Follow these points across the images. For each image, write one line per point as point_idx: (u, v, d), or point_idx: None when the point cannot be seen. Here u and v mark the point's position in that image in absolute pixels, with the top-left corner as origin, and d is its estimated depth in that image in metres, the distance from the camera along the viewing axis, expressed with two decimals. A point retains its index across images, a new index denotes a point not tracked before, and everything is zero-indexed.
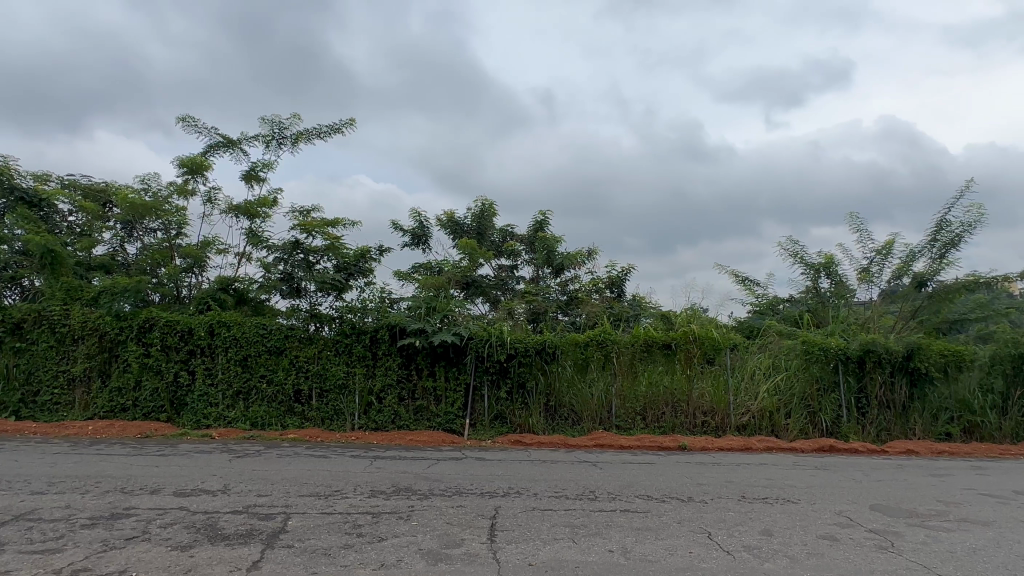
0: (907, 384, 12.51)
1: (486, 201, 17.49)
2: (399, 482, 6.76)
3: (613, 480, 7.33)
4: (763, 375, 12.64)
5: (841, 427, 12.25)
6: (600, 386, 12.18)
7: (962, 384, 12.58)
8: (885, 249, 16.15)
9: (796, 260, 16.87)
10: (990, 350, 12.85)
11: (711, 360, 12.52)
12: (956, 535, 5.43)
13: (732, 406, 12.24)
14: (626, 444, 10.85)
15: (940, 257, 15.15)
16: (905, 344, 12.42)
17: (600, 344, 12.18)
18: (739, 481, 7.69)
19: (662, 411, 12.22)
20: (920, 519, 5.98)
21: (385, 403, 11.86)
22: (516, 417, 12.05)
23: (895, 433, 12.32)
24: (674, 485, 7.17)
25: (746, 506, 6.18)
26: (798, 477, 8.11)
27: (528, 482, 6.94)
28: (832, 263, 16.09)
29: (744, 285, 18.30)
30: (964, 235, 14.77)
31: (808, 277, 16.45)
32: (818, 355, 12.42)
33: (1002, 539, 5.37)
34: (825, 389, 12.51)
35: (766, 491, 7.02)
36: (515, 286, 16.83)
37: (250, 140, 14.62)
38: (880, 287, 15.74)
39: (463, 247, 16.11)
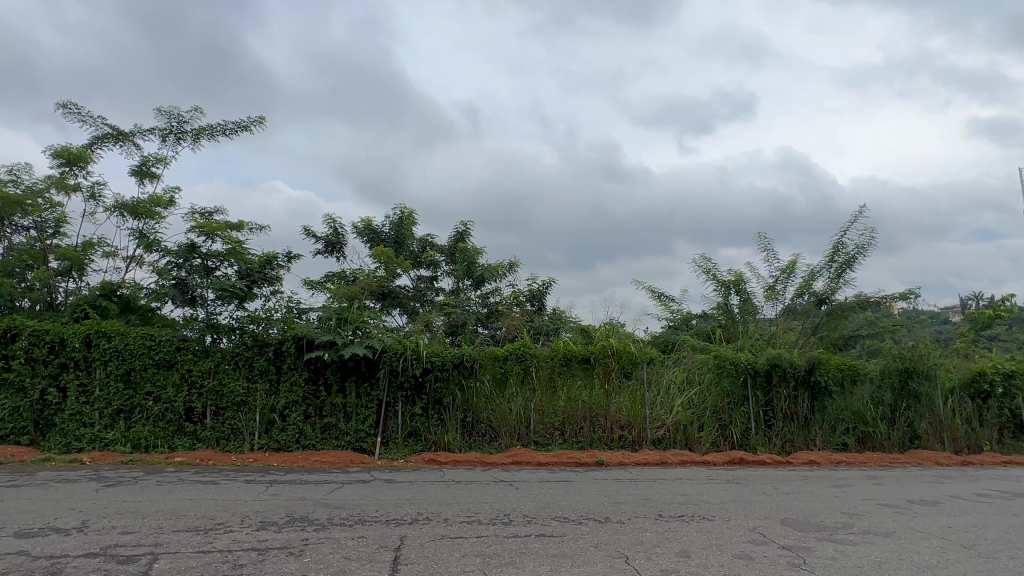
0: (809, 397, 13.06)
1: (406, 209, 16.94)
2: (294, 511, 6.11)
3: (528, 502, 6.99)
4: (678, 389, 12.80)
5: (750, 439, 12.61)
6: (518, 401, 11.90)
7: (856, 397, 13.31)
8: (788, 269, 17.03)
9: (708, 277, 17.45)
10: (881, 365, 13.70)
11: (629, 374, 12.58)
12: (862, 549, 5.50)
13: (648, 420, 12.31)
14: (544, 461, 10.59)
15: (837, 276, 16.12)
16: (808, 359, 13.00)
17: (519, 358, 11.94)
18: (656, 498, 7.58)
19: (580, 426, 12.08)
20: (828, 533, 6.04)
21: (289, 421, 10.98)
22: (430, 434, 11.51)
23: (799, 444, 12.80)
24: (591, 505, 6.93)
25: (663, 526, 6.02)
26: (711, 492, 8.13)
27: (439, 507, 6.48)
28: (741, 281, 16.75)
29: (660, 300, 18.69)
30: (858, 256, 15.79)
31: (719, 294, 17.03)
32: (728, 369, 12.79)
33: (903, 551, 5.49)
34: (735, 403, 12.83)
35: (681, 509, 6.93)
36: (434, 298, 16.34)
37: (144, 133, 13.39)
38: (783, 304, 16.53)
39: (379, 255, 15.45)
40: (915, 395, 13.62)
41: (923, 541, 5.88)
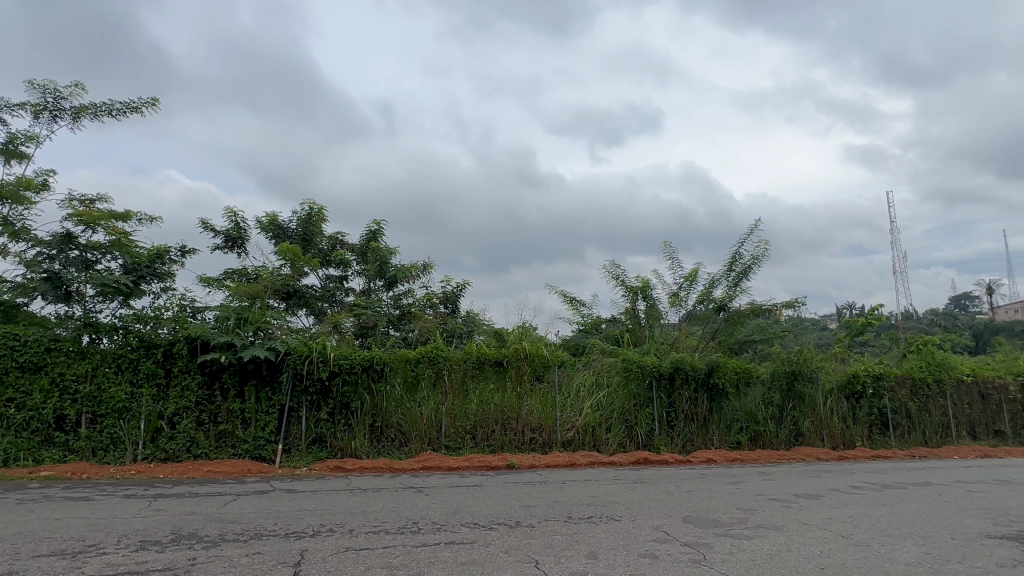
0: (708, 399, 13.78)
1: (316, 205, 16.24)
2: (181, 528, 5.61)
3: (438, 508, 6.83)
4: (588, 392, 13.08)
5: (654, 439, 13.10)
6: (429, 405, 11.67)
7: (749, 398, 14.19)
8: (690, 277, 17.91)
9: (618, 283, 18.03)
10: (772, 368, 14.71)
11: (540, 377, 12.71)
12: (755, 543, 5.80)
13: (559, 422, 12.48)
14: (454, 466, 10.45)
15: (734, 285, 17.14)
16: (707, 362, 13.72)
17: (432, 361, 11.74)
18: (565, 500, 7.65)
19: (492, 430, 12.04)
20: (725, 528, 6.35)
21: (178, 429, 10.13)
22: (336, 440, 11.01)
23: (698, 443, 13.45)
24: (502, 509, 6.89)
25: (572, 528, 6.07)
26: (618, 493, 8.33)
27: (344, 517, 6.19)
28: (648, 287, 17.43)
29: (572, 304, 19.08)
30: (753, 266, 16.89)
31: (627, 299, 17.62)
32: (635, 371, 13.24)
33: (791, 543, 5.85)
34: (641, 404, 13.30)
35: (589, 510, 7.03)
36: (343, 298, 15.75)
37: (13, 108, 11.96)
38: (685, 310, 17.36)
39: (284, 252, 14.68)
40: (800, 396, 14.73)
41: (808, 532, 6.31)
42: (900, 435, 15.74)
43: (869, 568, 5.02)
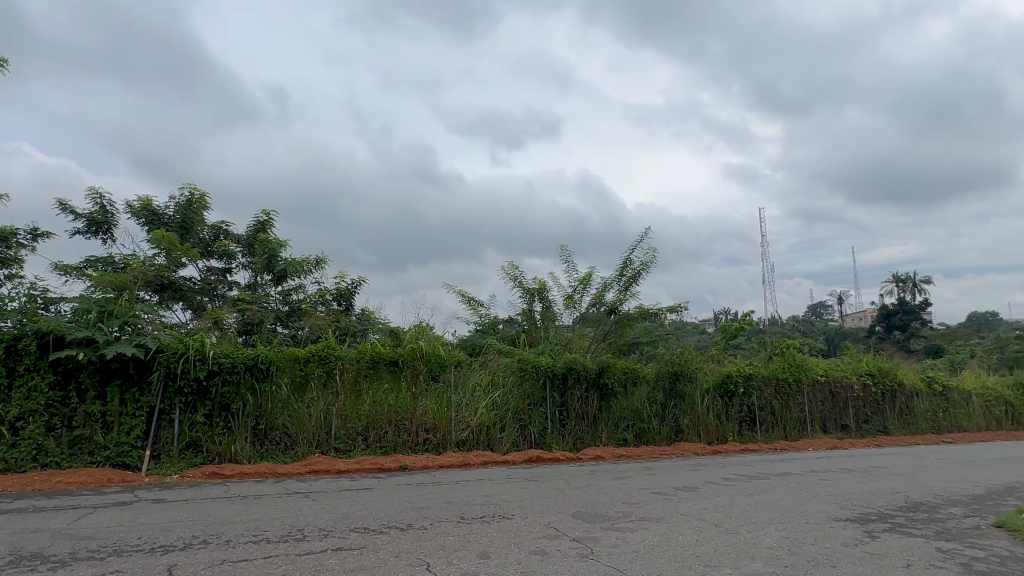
0: (598, 398, 14.34)
1: (197, 191, 15.04)
2: (23, 548, 4.94)
3: (325, 514, 6.55)
4: (483, 392, 13.13)
5: (546, 438, 13.40)
6: (318, 406, 11.18)
7: (636, 397, 14.94)
8: (584, 281, 18.53)
9: (515, 284, 18.28)
10: (657, 368, 15.58)
11: (436, 377, 12.60)
12: (638, 535, 6.09)
13: (453, 422, 12.42)
14: (344, 469, 10.07)
15: (625, 289, 17.96)
16: (598, 363, 14.26)
17: (322, 360, 11.26)
18: (458, 500, 7.61)
19: (385, 430, 11.75)
20: (611, 522, 6.61)
21: (22, 435, 8.93)
22: (213, 445, 10.22)
23: (588, 441, 13.94)
24: (392, 512, 6.74)
25: (465, 528, 6.06)
26: (510, 491, 8.43)
27: (220, 528, 5.76)
28: (544, 289, 17.82)
29: (470, 304, 19.09)
30: (642, 272, 17.79)
31: (525, 301, 17.91)
32: (530, 371, 13.49)
33: (670, 533, 6.21)
34: (535, 404, 13.57)
35: (482, 510, 7.05)
36: (226, 292, 14.71)
37: None
38: (579, 312, 17.93)
39: (159, 240, 13.44)
40: (681, 395, 15.72)
41: (685, 523, 6.73)
42: (765, 430, 17.24)
43: (738, 553, 5.43)
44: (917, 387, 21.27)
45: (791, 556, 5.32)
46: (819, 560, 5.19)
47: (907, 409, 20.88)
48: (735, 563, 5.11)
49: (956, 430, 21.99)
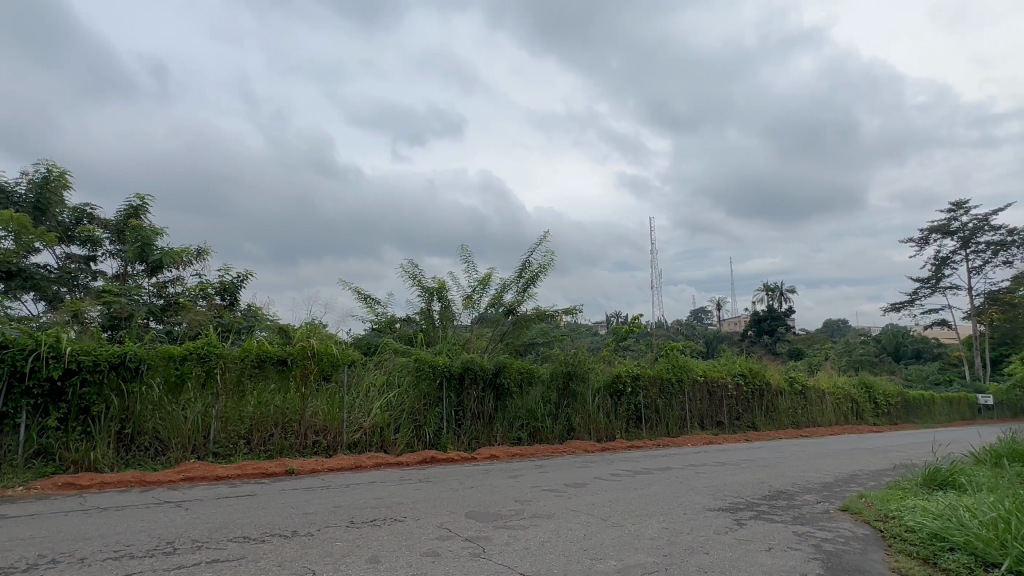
0: (493, 397, 14.48)
1: (56, 168, 13.46)
2: None
3: (201, 523, 6.09)
4: (377, 392, 12.82)
5: (441, 438, 13.30)
6: (195, 408, 10.38)
7: (530, 396, 15.24)
8: (483, 281, 18.64)
9: (414, 283, 18.01)
10: (551, 368, 16.00)
11: (328, 377, 12.14)
12: (529, 532, 6.22)
13: (345, 423, 12.01)
14: (223, 475, 9.41)
15: (523, 290, 18.27)
16: (495, 363, 14.40)
17: (201, 359, 10.46)
18: (348, 505, 7.37)
19: (270, 433, 11.11)
20: (503, 520, 6.68)
21: None
22: (68, 452, 9.15)
23: (483, 441, 14.02)
24: (276, 518, 6.40)
25: (354, 533, 5.87)
26: (403, 493, 8.28)
27: (75, 544, 5.18)
28: (444, 288, 17.71)
29: (366, 302, 18.57)
30: (540, 274, 18.19)
31: (423, 300, 17.70)
32: (426, 371, 13.35)
33: (560, 529, 6.39)
34: (431, 404, 13.45)
35: (373, 513, 6.87)
36: (89, 282, 13.27)
37: None
38: (478, 313, 17.99)
39: (7, 220, 11.85)
40: (573, 394, 16.25)
41: (574, 518, 6.95)
42: (650, 427, 18.23)
43: (622, 545, 5.70)
44: (781, 387, 23.43)
45: (670, 546, 5.65)
46: (695, 548, 5.56)
47: (772, 406, 22.93)
48: (620, 554, 5.36)
49: (812, 424, 24.47)
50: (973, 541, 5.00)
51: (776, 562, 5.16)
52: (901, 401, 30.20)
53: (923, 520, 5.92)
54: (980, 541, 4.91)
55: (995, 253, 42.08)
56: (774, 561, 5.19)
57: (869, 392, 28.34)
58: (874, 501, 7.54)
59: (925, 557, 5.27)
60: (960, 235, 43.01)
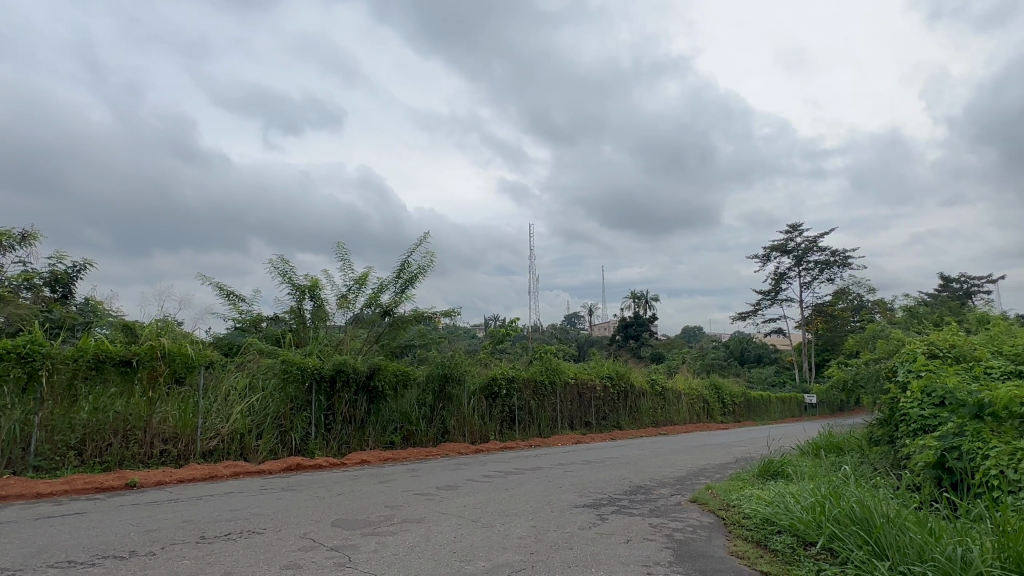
0: (366, 401, 14.07)
1: None
2: None
3: (13, 549, 5.28)
4: (238, 396, 11.95)
5: (308, 444, 12.65)
6: (12, 416, 9.02)
7: (405, 399, 14.97)
8: (360, 281, 18.07)
9: (284, 280, 17.01)
10: (427, 371, 15.85)
11: (180, 380, 11.10)
12: (399, 537, 6.10)
13: (199, 430, 11.03)
14: (46, 491, 8.24)
15: (401, 291, 17.95)
16: (369, 365, 13.97)
17: (21, 359, 9.10)
18: (199, 519, 6.77)
19: (108, 443, 9.92)
20: (371, 527, 6.50)
21: None
22: None
23: (353, 446, 13.54)
24: (110, 539, 5.71)
25: (205, 549, 5.41)
26: (263, 503, 7.77)
27: None
28: (317, 287, 16.91)
29: (229, 299, 17.24)
30: (418, 275, 17.99)
31: (294, 298, 16.78)
32: (294, 374, 12.64)
33: (430, 533, 6.34)
34: (298, 408, 12.77)
35: (228, 526, 6.38)
36: None
37: None
38: (353, 313, 17.39)
39: None
40: (449, 397, 16.23)
41: (445, 521, 6.93)
42: (523, 428, 18.67)
43: (490, 545, 5.77)
44: (643, 388, 25.06)
45: (537, 544, 5.82)
46: (559, 545, 5.77)
47: (635, 406, 24.48)
48: (488, 555, 5.42)
49: (669, 423, 26.46)
50: (796, 524, 5.68)
51: (633, 553, 5.50)
52: (744, 401, 33.65)
53: (757, 507, 6.63)
54: (801, 523, 5.58)
55: (821, 271, 48.25)
56: (631, 552, 5.53)
57: (718, 393, 31.24)
58: (719, 492, 8.31)
59: (757, 541, 5.90)
60: (795, 254, 48.78)
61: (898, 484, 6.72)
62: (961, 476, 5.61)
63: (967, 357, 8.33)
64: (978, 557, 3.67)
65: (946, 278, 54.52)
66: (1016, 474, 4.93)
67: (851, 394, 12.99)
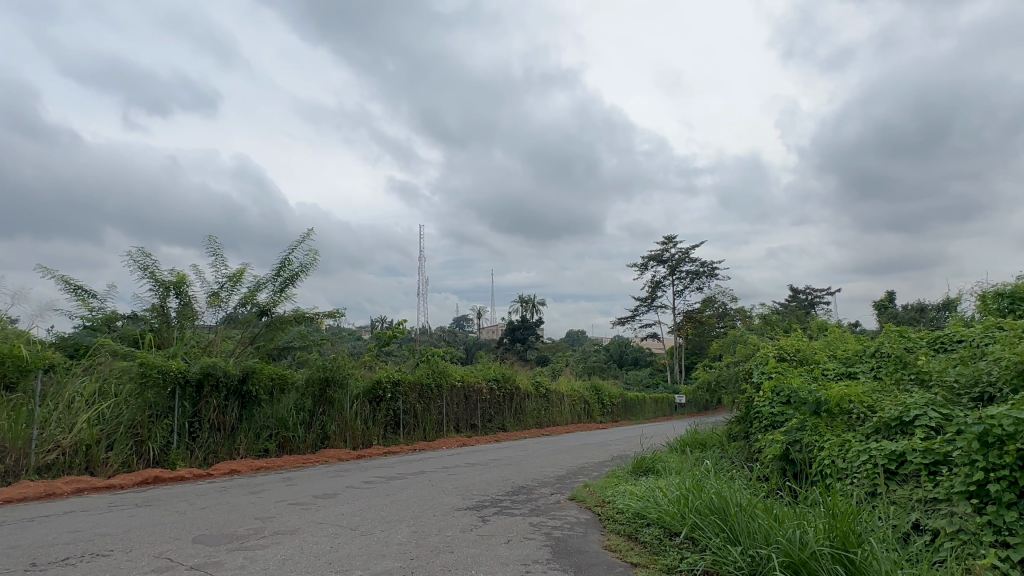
0: (238, 406, 13.14)
1: None
2: None
3: None
4: (85, 403, 10.70)
5: (169, 454, 11.58)
6: None
7: (282, 404, 14.15)
8: (234, 278, 16.86)
9: (144, 274, 15.43)
10: (307, 374, 15.14)
11: (11, 386, 9.94)
12: (269, 551, 5.76)
13: (34, 442, 9.73)
14: None
15: (280, 291, 16.97)
16: (242, 368, 13.04)
17: None
18: (31, 543, 5.95)
19: None
20: (239, 542, 6.08)
21: None
22: None
23: (222, 455, 12.57)
24: None
25: None
26: (112, 522, 7.00)
27: None
28: (184, 283, 15.54)
29: (76, 294, 15.37)
30: (300, 274, 17.11)
31: (156, 295, 15.30)
32: (154, 378, 11.53)
33: (304, 544, 6.05)
34: (158, 415, 11.67)
35: (66, 550, 5.66)
36: None
37: None
38: (225, 312, 16.17)
39: None
40: (330, 401, 15.60)
41: (321, 531, 6.64)
42: (407, 432, 18.35)
43: (369, 553, 5.62)
44: (528, 390, 25.63)
45: (417, 549, 5.74)
46: (440, 549, 5.73)
47: (520, 408, 24.98)
48: (366, 564, 5.27)
49: (552, 423, 27.30)
50: (663, 516, 6.07)
51: (512, 553, 5.59)
52: (622, 401, 35.54)
53: (629, 502, 7.01)
54: (667, 515, 5.98)
55: (692, 280, 52.10)
56: (511, 552, 5.62)
57: (598, 394, 32.70)
58: (595, 489, 8.69)
59: (629, 534, 6.23)
60: (669, 264, 52.35)
61: (750, 474, 7.42)
62: (802, 466, 6.31)
63: (809, 359, 9.40)
64: (812, 538, 4.13)
65: (795, 289, 61.08)
66: (844, 463, 5.63)
67: (714, 394, 14.15)
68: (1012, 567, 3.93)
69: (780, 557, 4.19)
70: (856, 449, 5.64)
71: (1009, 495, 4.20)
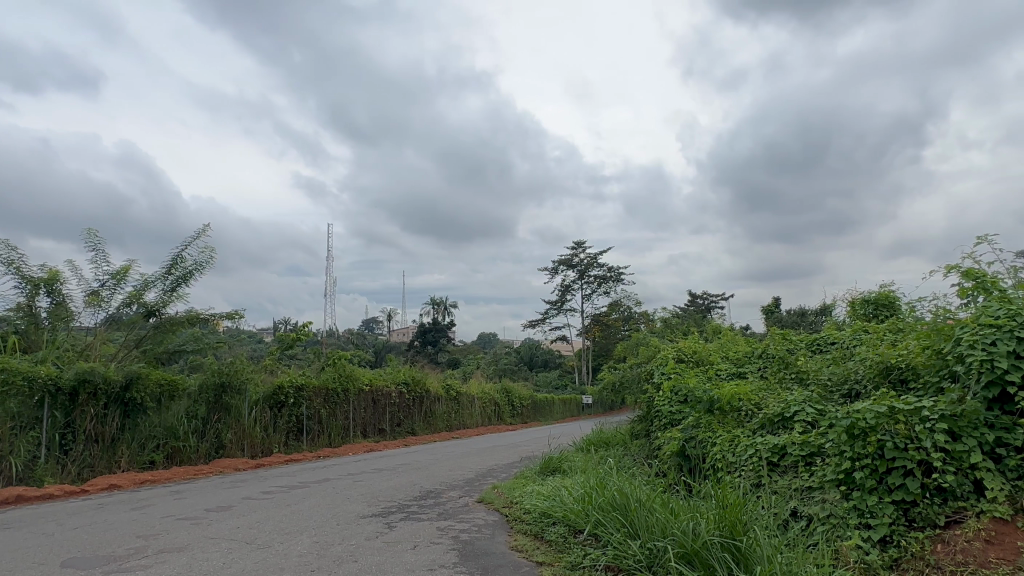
0: (120, 414, 12.07)
1: None
2: None
3: None
4: None
5: (35, 470, 10.42)
6: None
7: (171, 412, 13.17)
8: (119, 275, 15.50)
9: (9, 269, 13.84)
10: (200, 379, 14.20)
11: None
12: (153, 571, 5.33)
13: None
14: None
15: (171, 289, 15.78)
16: (125, 373, 12.02)
17: None
18: None
19: None
20: (117, 563, 5.59)
21: None
22: None
23: (100, 469, 11.47)
24: None
25: None
26: None
27: None
28: (57, 280, 14.06)
29: None
30: (195, 272, 15.99)
31: (22, 293, 13.74)
32: (18, 387, 10.47)
33: (193, 562, 5.65)
34: (22, 428, 10.50)
35: None
36: None
37: None
38: (107, 312, 14.80)
39: None
40: (226, 408, 14.67)
41: (212, 546, 6.24)
42: (311, 439, 17.61)
43: (265, 568, 5.34)
44: (438, 393, 25.40)
45: (319, 560, 5.53)
46: (343, 558, 5.55)
47: (430, 411, 24.71)
48: None
49: (462, 426, 27.22)
50: (568, 514, 6.22)
51: (418, 559, 5.51)
52: (532, 402, 36.09)
53: (535, 503, 7.12)
54: (572, 513, 6.14)
55: (599, 284, 53.90)
56: (417, 558, 5.54)
57: (508, 395, 33.02)
58: (503, 490, 8.79)
59: (536, 533, 6.33)
60: (578, 269, 53.86)
61: (650, 471, 7.77)
62: (696, 461, 6.70)
63: (704, 361, 10.00)
64: (703, 529, 4.39)
65: (693, 294, 64.75)
66: (733, 457, 6.03)
67: (619, 394, 14.67)
68: (872, 545, 4.38)
69: (674, 548, 4.43)
70: (744, 444, 6.06)
71: (870, 481, 4.68)
